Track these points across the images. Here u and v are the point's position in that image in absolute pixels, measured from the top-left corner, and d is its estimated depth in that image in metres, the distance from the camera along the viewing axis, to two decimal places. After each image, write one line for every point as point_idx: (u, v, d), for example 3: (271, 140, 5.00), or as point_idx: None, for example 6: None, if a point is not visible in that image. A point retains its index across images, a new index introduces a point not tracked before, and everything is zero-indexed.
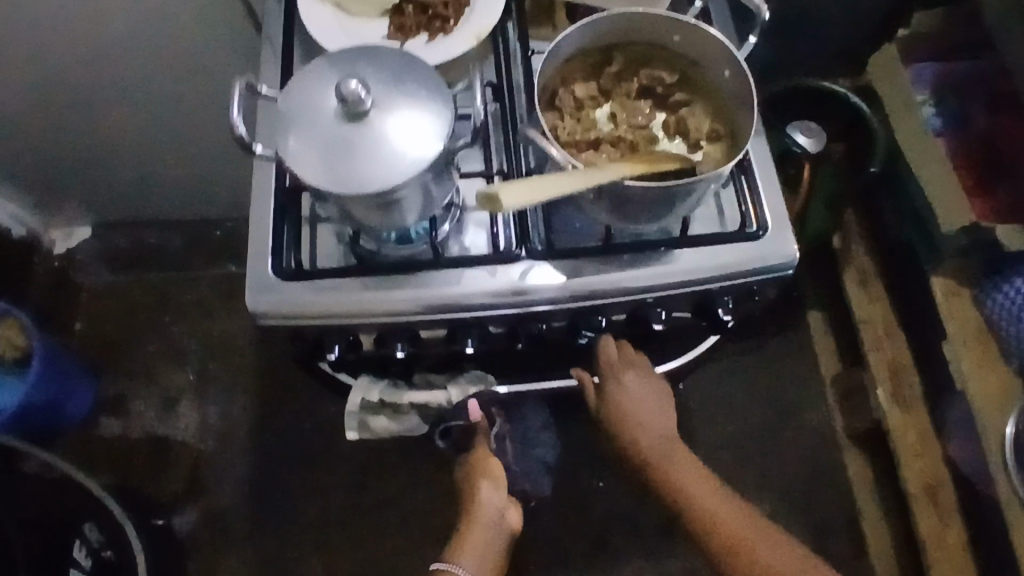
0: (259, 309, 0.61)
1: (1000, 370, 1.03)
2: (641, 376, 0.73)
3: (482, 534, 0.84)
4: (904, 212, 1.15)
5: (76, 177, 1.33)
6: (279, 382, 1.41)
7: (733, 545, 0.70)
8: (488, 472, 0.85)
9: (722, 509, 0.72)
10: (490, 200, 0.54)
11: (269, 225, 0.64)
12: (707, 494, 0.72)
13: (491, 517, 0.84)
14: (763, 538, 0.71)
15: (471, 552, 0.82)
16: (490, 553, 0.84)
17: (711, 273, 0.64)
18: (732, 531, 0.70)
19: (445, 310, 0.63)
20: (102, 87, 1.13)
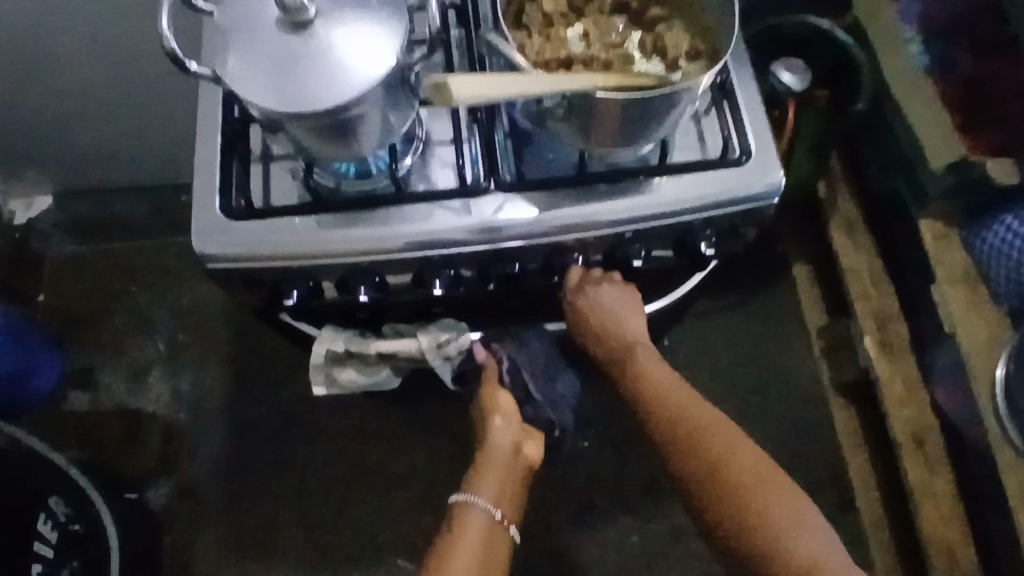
0: (208, 251, 0.57)
1: (988, 312, 1.00)
2: (605, 290, 0.70)
3: (499, 467, 0.75)
4: (889, 158, 1.11)
5: (28, 141, 1.25)
6: (252, 350, 1.36)
7: (715, 471, 0.67)
8: (498, 409, 0.75)
9: (714, 435, 0.69)
10: (441, 91, 0.47)
11: (216, 161, 0.60)
12: (698, 419, 0.70)
13: (508, 450, 0.75)
14: (756, 469, 0.66)
15: (488, 482, 0.73)
16: (512, 485, 0.75)
17: (693, 203, 0.60)
18: (721, 459, 0.67)
19: (410, 249, 0.59)
20: (41, 45, 1.07)
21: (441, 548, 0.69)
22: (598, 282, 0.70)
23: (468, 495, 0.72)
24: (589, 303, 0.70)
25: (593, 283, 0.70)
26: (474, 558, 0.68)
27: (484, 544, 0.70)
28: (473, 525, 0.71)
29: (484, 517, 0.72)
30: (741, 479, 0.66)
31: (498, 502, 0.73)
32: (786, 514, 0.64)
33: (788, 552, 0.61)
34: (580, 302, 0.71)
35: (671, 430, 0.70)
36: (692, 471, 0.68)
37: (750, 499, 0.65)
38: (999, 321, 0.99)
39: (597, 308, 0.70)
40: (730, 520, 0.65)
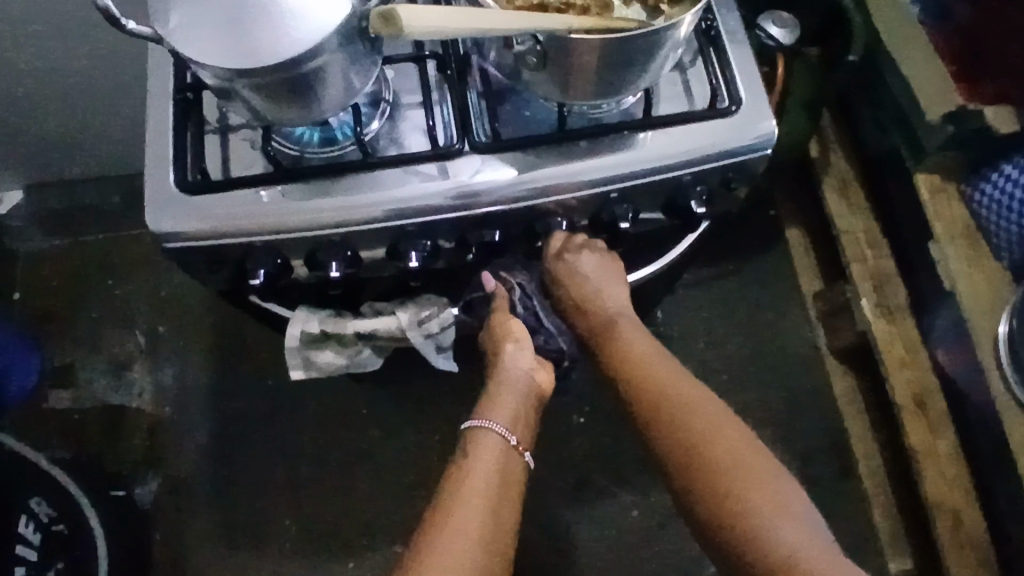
0: (163, 228, 0.53)
1: (990, 268, 0.97)
2: (585, 255, 0.67)
3: (513, 393, 0.67)
4: (883, 113, 1.08)
5: None
6: (236, 339, 1.33)
7: (692, 453, 0.63)
8: (509, 334, 0.67)
9: (693, 414, 0.64)
10: (388, 19, 0.44)
11: (170, 133, 0.56)
12: (677, 396, 0.66)
13: (522, 375, 0.68)
14: (735, 451, 0.62)
15: (502, 407, 0.66)
16: (527, 410, 0.68)
17: (681, 157, 0.57)
18: (698, 440, 0.63)
19: (380, 218, 0.55)
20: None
21: (453, 480, 0.62)
22: (580, 245, 0.66)
23: (481, 421, 0.65)
24: (568, 272, 0.67)
25: (573, 250, 0.66)
26: (491, 489, 0.61)
27: (501, 473, 0.63)
28: (487, 453, 0.64)
29: (499, 443, 0.65)
30: (717, 461, 0.62)
31: (513, 427, 0.66)
32: (764, 499, 0.59)
33: (762, 540, 0.57)
34: (558, 270, 0.67)
35: (648, 408, 0.66)
36: (668, 451, 0.64)
37: (724, 483, 0.60)
38: (1001, 276, 0.97)
39: (577, 276, 0.67)
40: (704, 505, 0.61)
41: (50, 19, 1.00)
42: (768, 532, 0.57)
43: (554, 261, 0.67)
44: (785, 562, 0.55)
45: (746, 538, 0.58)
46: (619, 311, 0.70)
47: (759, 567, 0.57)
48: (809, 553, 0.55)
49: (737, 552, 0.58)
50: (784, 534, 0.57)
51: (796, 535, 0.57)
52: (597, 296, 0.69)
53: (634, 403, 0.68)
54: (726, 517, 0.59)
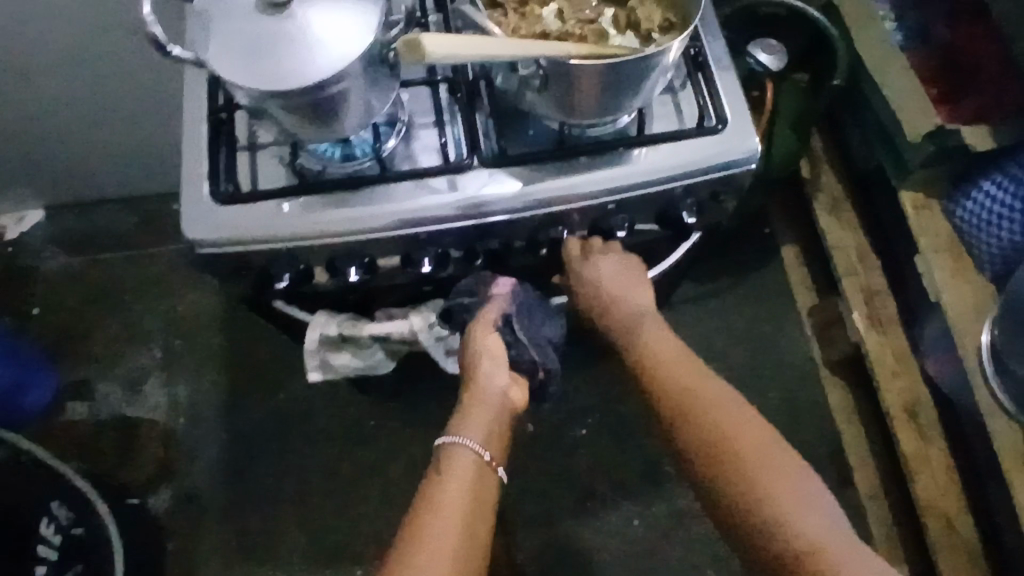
0: (198, 237, 0.58)
1: (973, 278, 1.02)
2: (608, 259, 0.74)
3: (488, 410, 0.69)
4: (869, 133, 1.13)
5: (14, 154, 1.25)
6: (246, 353, 1.37)
7: (714, 444, 0.66)
8: (488, 352, 0.70)
9: (713, 408, 0.68)
10: (414, 47, 0.49)
11: (203, 149, 0.61)
12: (698, 392, 0.70)
13: (497, 392, 0.70)
14: (755, 443, 0.66)
15: (477, 424, 0.68)
16: (502, 426, 0.70)
17: (671, 171, 0.62)
18: (719, 432, 0.67)
19: (394, 228, 0.60)
20: (19, 50, 1.07)
21: (427, 498, 0.63)
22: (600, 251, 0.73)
23: (454, 437, 0.68)
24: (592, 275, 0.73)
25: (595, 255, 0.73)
26: (467, 504, 0.62)
27: (475, 489, 0.64)
28: (462, 469, 0.66)
29: (472, 458, 0.67)
30: (738, 451, 0.65)
31: (487, 442, 0.68)
32: (782, 485, 0.62)
33: (781, 523, 0.61)
34: (579, 271, 0.74)
35: (670, 402, 0.70)
36: (689, 442, 0.68)
37: (746, 471, 0.64)
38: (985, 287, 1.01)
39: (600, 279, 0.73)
40: (724, 489, 0.64)
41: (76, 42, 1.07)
42: (788, 516, 0.61)
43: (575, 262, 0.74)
44: (810, 549, 0.59)
45: (765, 521, 0.61)
46: (642, 314, 0.75)
47: (784, 554, 0.60)
48: (824, 536, 0.59)
49: (755, 535, 0.62)
50: (802, 520, 0.60)
51: (813, 520, 0.60)
52: (619, 299, 0.75)
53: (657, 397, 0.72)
54: (747, 502, 0.63)
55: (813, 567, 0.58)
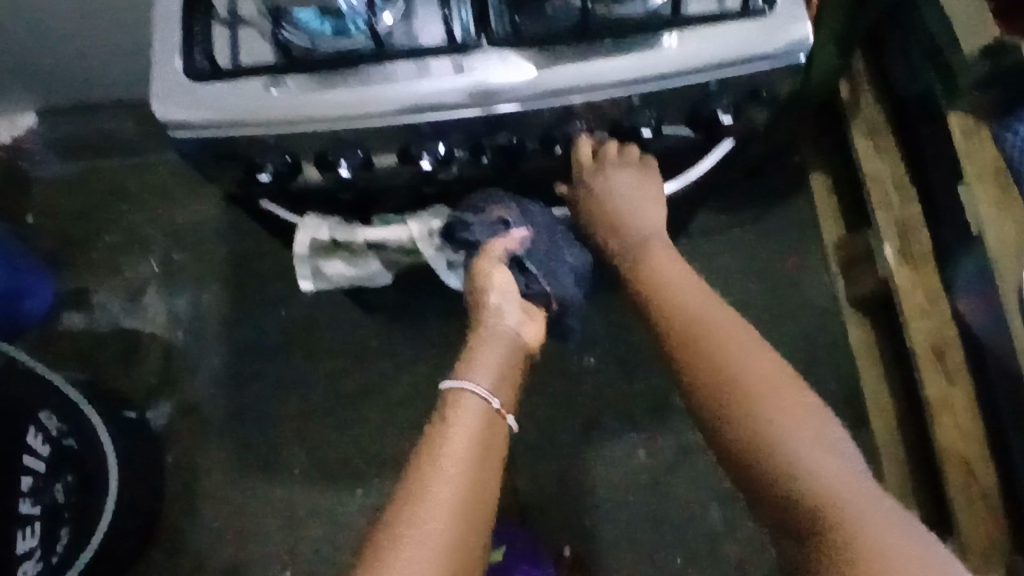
0: (171, 117, 0.52)
1: (1020, 210, 0.93)
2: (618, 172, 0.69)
3: (497, 350, 0.65)
4: (920, 49, 1.04)
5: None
6: (250, 270, 1.32)
7: (713, 365, 0.61)
8: (493, 286, 0.67)
9: (716, 330, 0.64)
10: None
11: (176, 20, 0.54)
12: (702, 317, 0.65)
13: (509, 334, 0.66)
14: (758, 366, 0.60)
15: (487, 368, 0.64)
16: (514, 371, 0.66)
17: (705, 60, 0.54)
18: (720, 354, 0.62)
19: (388, 116, 0.54)
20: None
21: (430, 450, 0.58)
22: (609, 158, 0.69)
23: (461, 381, 0.63)
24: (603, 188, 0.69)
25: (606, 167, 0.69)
26: (472, 455, 0.58)
27: (484, 440, 0.60)
28: (470, 417, 0.61)
29: (481, 406, 0.62)
30: (738, 374, 0.60)
31: (497, 387, 0.64)
32: (796, 420, 0.56)
33: (774, 446, 0.55)
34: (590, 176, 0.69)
35: (672, 324, 0.66)
36: (687, 361, 0.63)
37: (743, 393, 0.59)
38: None
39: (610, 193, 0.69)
40: (725, 420, 0.59)
41: None
42: (784, 439, 0.55)
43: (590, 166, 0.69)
44: (822, 485, 0.52)
45: (758, 444, 0.56)
46: (650, 234, 0.71)
47: (792, 493, 0.53)
48: (818, 459, 0.54)
49: (746, 457, 0.57)
50: (798, 444, 0.55)
51: (809, 444, 0.55)
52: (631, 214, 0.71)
53: (661, 318, 0.67)
54: (740, 423, 0.58)
55: (807, 490, 0.53)
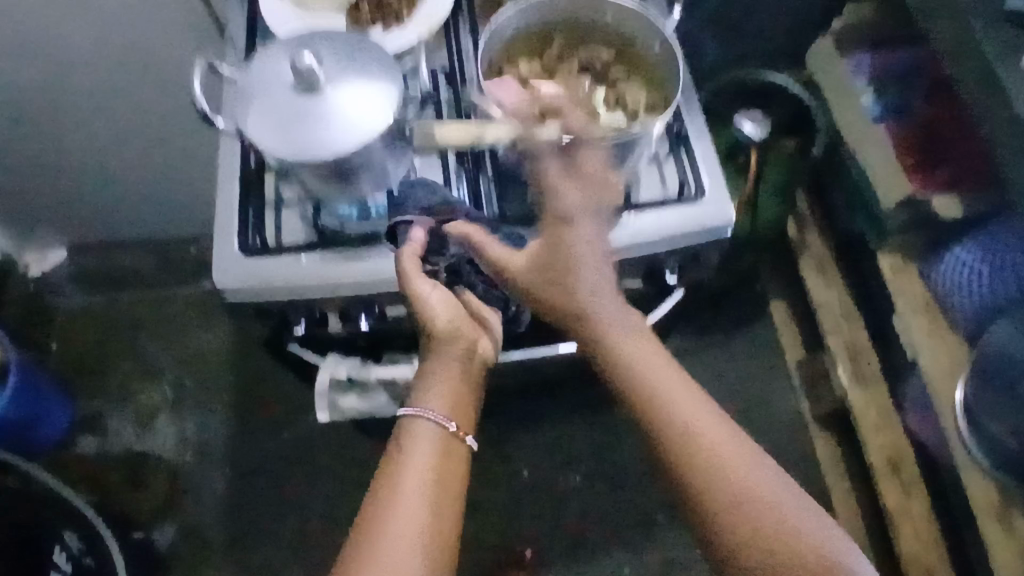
0: (227, 284, 0.65)
1: (950, 340, 1.04)
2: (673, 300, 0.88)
3: (444, 360, 0.63)
4: (850, 198, 1.20)
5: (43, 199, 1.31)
6: (254, 394, 1.41)
7: (653, 399, 0.60)
8: None
9: (650, 358, 0.61)
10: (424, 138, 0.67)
11: (234, 208, 0.68)
12: (634, 343, 0.61)
13: (452, 366, 0.63)
14: (699, 409, 0.60)
15: (437, 393, 0.61)
16: (468, 389, 0.63)
17: (657, 236, 0.69)
18: (657, 389, 0.60)
19: (404, 282, 0.66)
20: (59, 101, 1.13)
21: (388, 472, 0.58)
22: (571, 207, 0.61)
23: (416, 409, 0.61)
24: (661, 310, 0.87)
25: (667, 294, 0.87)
26: (425, 481, 0.57)
27: (441, 462, 0.59)
28: (422, 445, 0.59)
29: (435, 431, 0.60)
30: (681, 416, 0.59)
31: (453, 413, 0.61)
32: (775, 503, 0.56)
33: (721, 483, 0.57)
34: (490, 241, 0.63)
35: (608, 351, 0.62)
36: (628, 388, 0.61)
37: (689, 431, 0.59)
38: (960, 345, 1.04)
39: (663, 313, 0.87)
40: (704, 499, 0.57)
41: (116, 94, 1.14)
42: (730, 474, 0.57)
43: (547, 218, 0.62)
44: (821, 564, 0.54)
45: (701, 479, 0.57)
46: (594, 276, 0.60)
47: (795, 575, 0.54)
48: (769, 489, 0.57)
49: (696, 489, 0.57)
50: (745, 480, 0.57)
51: (761, 484, 0.57)
52: (574, 270, 0.60)
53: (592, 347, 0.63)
54: (689, 462, 0.58)
55: (763, 524, 0.55)
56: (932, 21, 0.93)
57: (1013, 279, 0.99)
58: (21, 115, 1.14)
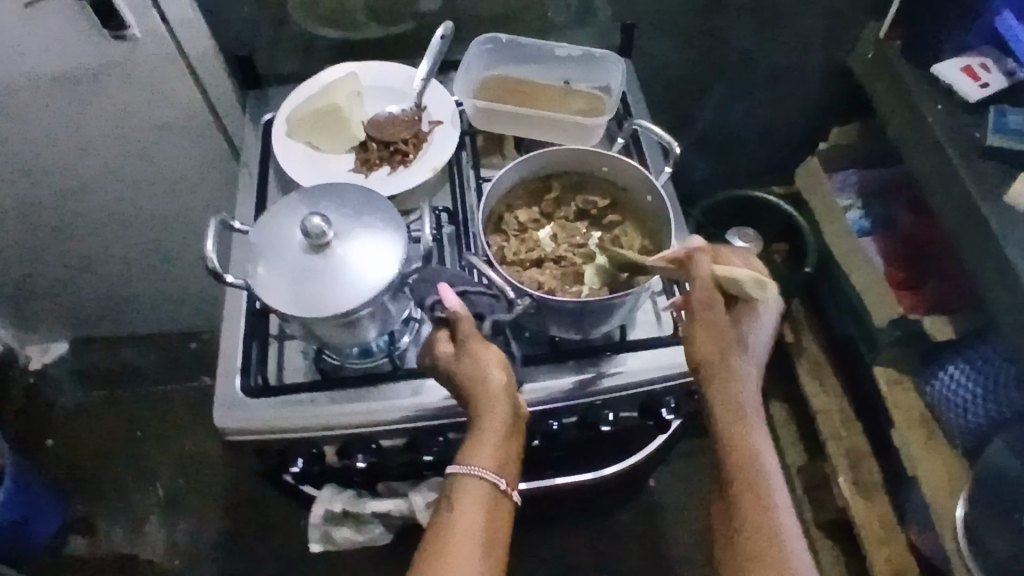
0: (227, 425, 0.65)
1: (945, 451, 1.05)
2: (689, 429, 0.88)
3: (497, 416, 0.58)
4: (842, 308, 1.23)
5: (46, 307, 1.31)
6: (246, 495, 1.35)
7: (755, 484, 0.55)
8: None
9: (763, 446, 0.57)
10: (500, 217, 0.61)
11: (238, 345, 0.70)
12: (755, 427, 0.57)
13: (499, 423, 0.58)
14: (792, 518, 0.54)
15: (484, 449, 0.57)
16: (514, 445, 0.59)
17: (651, 375, 0.70)
18: (768, 480, 0.55)
19: (403, 420, 0.67)
20: (63, 223, 1.09)
21: (435, 540, 0.55)
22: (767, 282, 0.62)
23: (463, 467, 0.57)
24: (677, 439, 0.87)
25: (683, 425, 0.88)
26: (478, 541, 0.55)
27: (489, 523, 0.56)
28: (469, 506, 0.56)
29: (486, 490, 0.57)
30: (778, 515, 0.54)
31: (500, 466, 0.58)
32: None
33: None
34: (692, 267, 0.61)
35: (728, 424, 0.57)
36: (732, 471, 0.56)
37: (778, 534, 0.53)
38: (956, 459, 1.04)
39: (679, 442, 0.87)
40: None
41: (121, 213, 1.10)
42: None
43: (743, 288, 0.61)
44: None
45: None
46: (752, 355, 0.61)
47: None
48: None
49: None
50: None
51: None
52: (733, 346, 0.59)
53: (713, 411, 0.58)
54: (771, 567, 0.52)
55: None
56: (914, 149, 0.97)
57: (1010, 405, 0.98)
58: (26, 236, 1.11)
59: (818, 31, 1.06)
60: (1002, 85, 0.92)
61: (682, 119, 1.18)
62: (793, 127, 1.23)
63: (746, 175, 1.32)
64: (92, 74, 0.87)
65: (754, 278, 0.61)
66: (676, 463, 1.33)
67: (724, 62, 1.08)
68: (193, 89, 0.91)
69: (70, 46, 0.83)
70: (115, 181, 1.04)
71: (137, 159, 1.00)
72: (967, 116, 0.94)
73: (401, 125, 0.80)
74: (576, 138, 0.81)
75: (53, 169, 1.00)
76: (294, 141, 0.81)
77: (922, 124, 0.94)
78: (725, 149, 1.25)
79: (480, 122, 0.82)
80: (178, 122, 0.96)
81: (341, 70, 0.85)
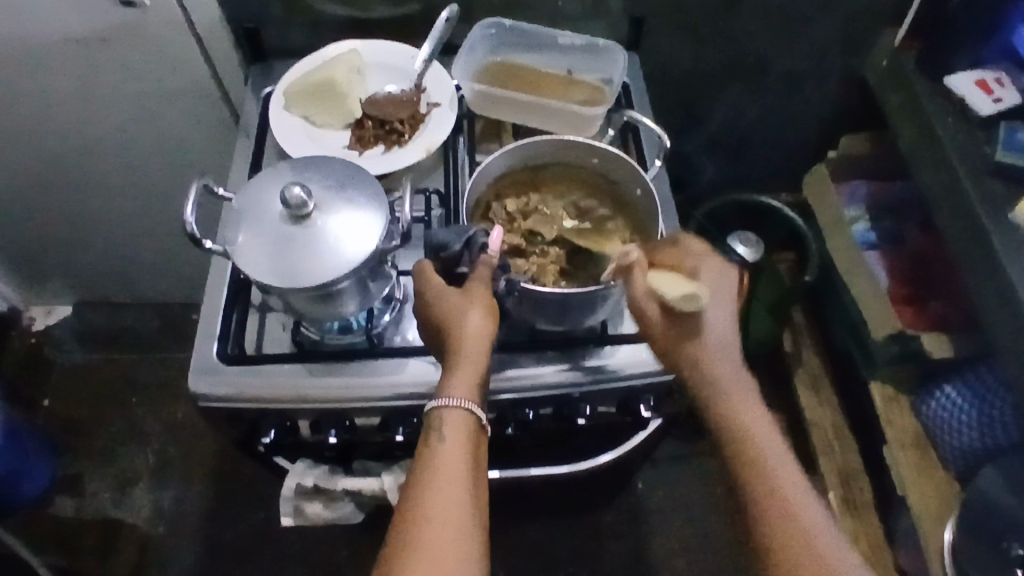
0: (200, 389, 0.66)
1: (938, 476, 1.03)
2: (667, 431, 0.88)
3: (471, 356, 0.58)
4: (843, 320, 1.21)
5: (50, 268, 1.32)
6: (233, 466, 1.36)
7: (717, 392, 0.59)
8: None
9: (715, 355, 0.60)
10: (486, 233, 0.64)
11: (219, 311, 0.71)
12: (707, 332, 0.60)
13: (481, 355, 0.58)
14: (793, 473, 0.56)
15: (462, 381, 0.57)
16: (487, 382, 0.59)
17: (634, 369, 0.69)
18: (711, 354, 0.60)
19: (376, 399, 0.67)
20: (68, 184, 1.10)
21: (422, 471, 0.53)
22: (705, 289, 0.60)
23: (441, 400, 0.56)
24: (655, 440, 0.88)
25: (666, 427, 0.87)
26: (461, 472, 0.53)
27: (472, 453, 0.55)
28: (455, 436, 0.55)
29: (467, 421, 0.56)
30: (778, 482, 0.55)
31: (478, 398, 0.57)
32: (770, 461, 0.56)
33: (814, 561, 0.52)
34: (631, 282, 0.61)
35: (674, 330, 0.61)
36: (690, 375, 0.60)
37: (783, 504, 0.54)
38: (948, 484, 1.02)
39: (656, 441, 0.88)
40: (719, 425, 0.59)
41: (123, 176, 1.09)
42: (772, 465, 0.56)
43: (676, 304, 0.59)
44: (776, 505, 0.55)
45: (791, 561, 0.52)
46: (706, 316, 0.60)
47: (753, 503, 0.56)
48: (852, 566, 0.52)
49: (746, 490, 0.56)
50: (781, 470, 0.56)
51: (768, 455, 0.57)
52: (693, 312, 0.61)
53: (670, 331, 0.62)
54: (781, 525, 0.53)
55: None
56: (926, 159, 0.94)
57: (1004, 433, 0.96)
58: (28, 192, 1.11)
59: (833, 38, 1.04)
60: (1016, 102, 0.91)
61: (696, 115, 1.16)
62: (802, 134, 1.21)
63: (755, 177, 1.30)
64: (101, 38, 0.87)
65: (684, 294, 0.58)
66: (664, 467, 1.31)
67: (737, 63, 1.07)
68: (200, 60, 0.92)
69: (81, 7, 0.83)
70: (119, 144, 1.04)
71: (143, 123, 1.00)
72: (979, 133, 0.92)
73: (399, 105, 0.80)
74: (575, 128, 0.80)
75: (59, 127, 1.00)
76: (291, 115, 0.81)
77: (935, 135, 0.92)
78: (733, 152, 1.24)
79: (477, 106, 0.82)
80: (184, 91, 0.96)
81: (345, 47, 0.86)
